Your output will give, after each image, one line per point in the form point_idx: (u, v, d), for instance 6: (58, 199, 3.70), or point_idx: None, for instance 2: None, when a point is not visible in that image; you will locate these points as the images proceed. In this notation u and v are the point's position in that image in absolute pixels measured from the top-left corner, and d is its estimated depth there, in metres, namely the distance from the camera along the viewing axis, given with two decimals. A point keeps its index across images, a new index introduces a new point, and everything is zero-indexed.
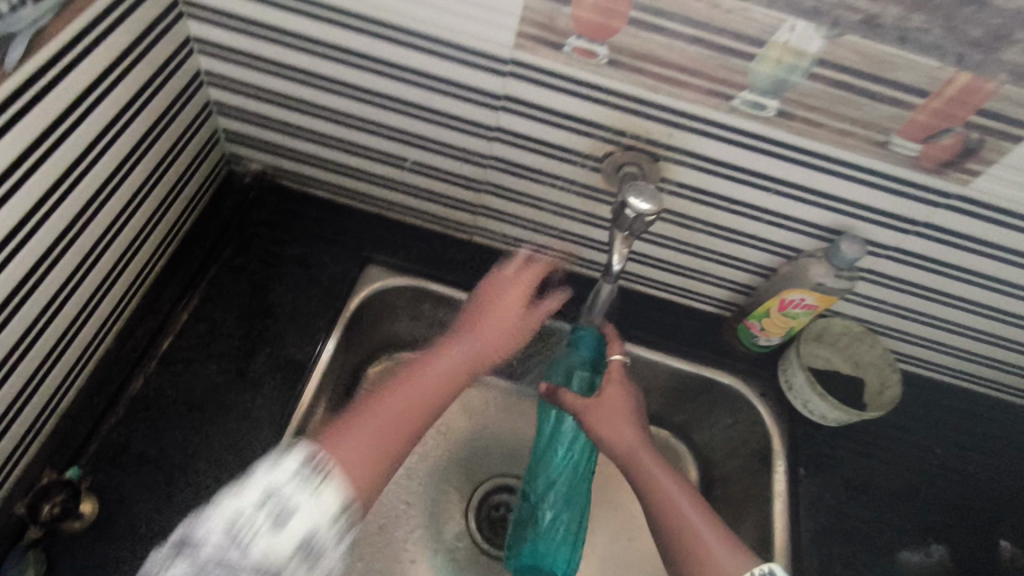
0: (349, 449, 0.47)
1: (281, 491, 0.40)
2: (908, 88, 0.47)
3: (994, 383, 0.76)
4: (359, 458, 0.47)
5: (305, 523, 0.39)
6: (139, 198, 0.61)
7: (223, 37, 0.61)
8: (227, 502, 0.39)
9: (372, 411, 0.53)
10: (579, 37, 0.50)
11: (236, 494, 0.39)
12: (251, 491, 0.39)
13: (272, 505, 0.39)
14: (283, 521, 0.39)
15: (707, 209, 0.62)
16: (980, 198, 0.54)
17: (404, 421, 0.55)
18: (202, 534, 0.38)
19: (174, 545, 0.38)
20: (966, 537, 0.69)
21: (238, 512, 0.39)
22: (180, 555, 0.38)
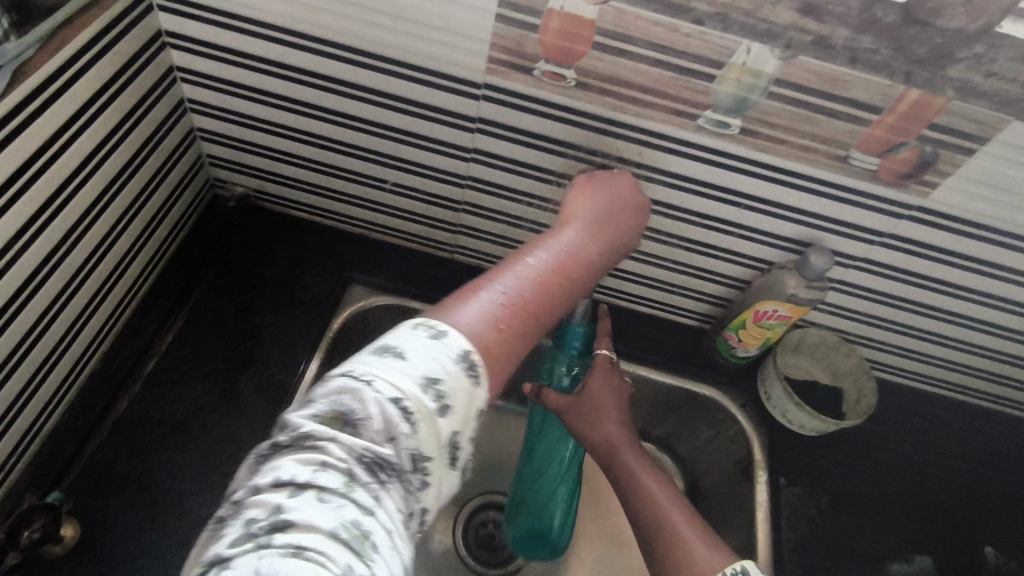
0: (495, 321, 0.43)
1: (450, 378, 0.39)
2: (862, 105, 0.50)
3: (969, 390, 0.77)
4: (506, 317, 0.44)
5: (463, 412, 0.39)
6: (123, 223, 0.62)
7: (205, 66, 0.62)
8: (373, 362, 0.38)
9: (519, 279, 0.47)
10: (548, 61, 0.52)
11: (400, 359, 0.38)
12: (421, 361, 0.38)
13: (435, 395, 0.38)
14: (447, 408, 0.38)
15: (679, 225, 0.64)
16: (939, 209, 0.56)
17: (540, 291, 0.47)
18: (366, 405, 0.36)
19: (337, 410, 0.37)
20: (947, 544, 0.70)
21: (421, 396, 0.38)
22: (357, 428, 0.36)
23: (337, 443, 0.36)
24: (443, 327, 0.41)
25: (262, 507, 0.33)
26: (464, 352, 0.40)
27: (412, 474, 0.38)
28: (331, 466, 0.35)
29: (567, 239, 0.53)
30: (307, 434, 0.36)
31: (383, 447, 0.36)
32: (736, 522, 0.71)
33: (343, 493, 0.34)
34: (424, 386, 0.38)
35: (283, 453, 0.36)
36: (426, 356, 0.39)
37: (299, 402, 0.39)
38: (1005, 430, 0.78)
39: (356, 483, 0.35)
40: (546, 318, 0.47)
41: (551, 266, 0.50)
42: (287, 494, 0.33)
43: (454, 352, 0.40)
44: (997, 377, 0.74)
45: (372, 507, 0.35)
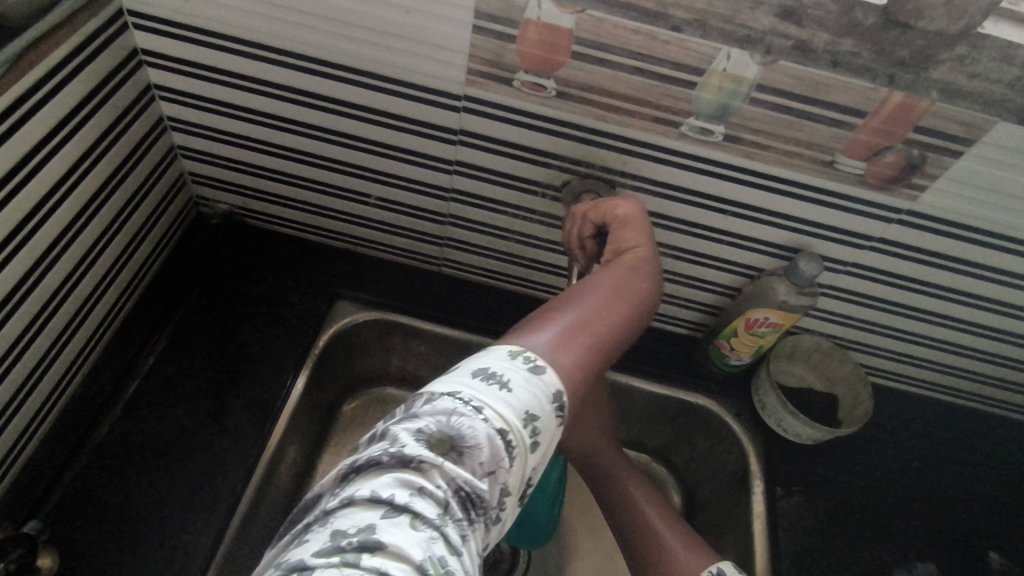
0: (573, 352, 0.45)
1: (545, 417, 0.41)
2: (845, 108, 0.49)
3: (967, 394, 0.76)
4: (583, 350, 0.46)
5: (546, 451, 0.42)
6: (102, 243, 0.61)
7: (183, 84, 0.62)
8: (478, 389, 0.40)
9: (593, 313, 0.48)
10: (527, 72, 0.52)
11: (504, 389, 0.40)
12: (524, 395, 0.40)
13: (530, 432, 0.40)
14: (538, 445, 0.41)
15: (667, 233, 0.63)
16: (928, 212, 0.55)
17: (612, 327, 0.49)
18: (473, 433, 0.38)
19: (444, 432, 0.38)
20: (950, 553, 0.69)
21: (521, 430, 0.39)
22: (460, 456, 0.37)
23: (439, 469, 0.37)
24: (539, 360, 0.43)
25: (356, 521, 0.34)
26: (558, 391, 0.42)
27: (494, 512, 0.39)
28: (429, 493, 0.36)
29: (624, 274, 0.52)
30: (410, 454, 0.37)
31: (480, 480, 0.38)
32: (734, 534, 0.70)
33: (436, 525, 0.35)
34: (524, 420, 0.40)
35: (384, 469, 0.37)
36: (528, 390, 0.41)
37: (401, 416, 0.40)
38: (1004, 434, 0.77)
39: (449, 516, 0.36)
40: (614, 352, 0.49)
41: (620, 299, 0.50)
42: (385, 513, 0.35)
43: (551, 389, 0.42)
44: (994, 380, 0.73)
45: (459, 543, 0.36)
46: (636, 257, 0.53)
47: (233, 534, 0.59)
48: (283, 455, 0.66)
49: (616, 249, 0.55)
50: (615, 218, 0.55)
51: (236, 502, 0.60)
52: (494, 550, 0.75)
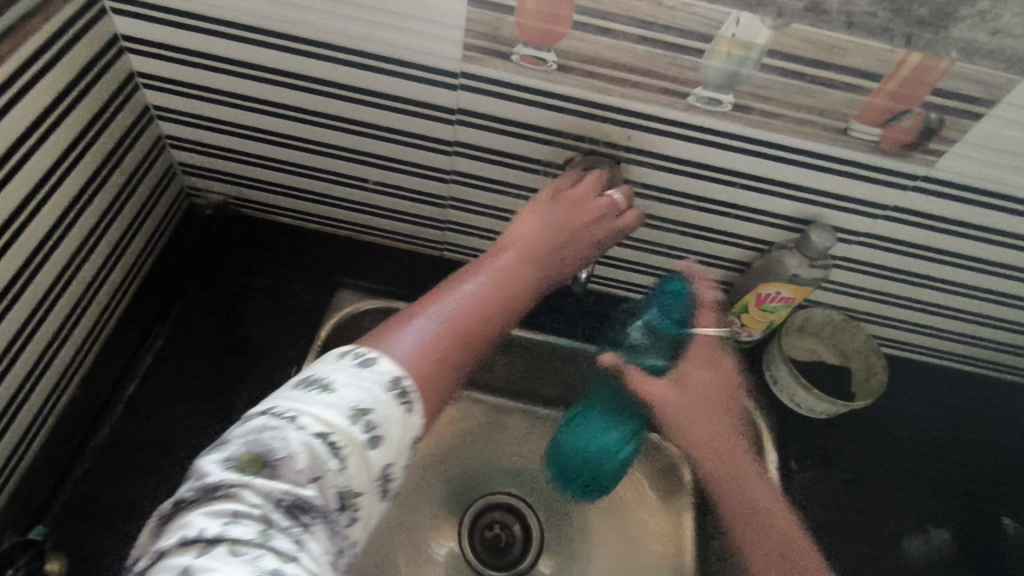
0: (427, 348, 0.41)
1: (381, 410, 0.37)
2: (860, 72, 0.47)
3: (983, 362, 0.75)
4: (441, 341, 0.42)
5: (398, 445, 0.37)
6: (92, 240, 0.59)
7: (167, 71, 0.59)
8: (296, 397, 0.36)
9: (451, 307, 0.45)
10: (525, 45, 0.49)
11: (326, 391, 0.36)
12: (351, 393, 0.36)
13: (365, 426, 0.36)
14: (378, 439, 0.36)
15: (674, 209, 0.61)
16: (945, 177, 0.53)
17: (479, 314, 0.46)
18: (288, 445, 0.34)
19: (255, 452, 0.34)
20: (968, 522, 0.68)
21: (348, 429, 0.35)
22: (275, 470, 0.34)
23: (251, 488, 0.33)
24: (371, 354, 0.39)
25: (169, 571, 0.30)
26: (394, 380, 0.38)
27: (341, 514, 0.36)
28: (245, 514, 0.32)
29: (497, 266, 0.51)
30: (214, 484, 0.33)
31: (303, 489, 0.34)
32: None
33: (258, 542, 0.31)
34: (353, 418, 0.36)
35: (191, 507, 0.33)
36: (356, 387, 0.37)
37: (214, 444, 0.36)
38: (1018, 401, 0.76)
39: (274, 530, 0.32)
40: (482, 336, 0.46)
41: (486, 291, 0.48)
42: (199, 552, 0.31)
43: (384, 379, 0.38)
44: (1011, 347, 0.72)
45: (294, 552, 0.32)
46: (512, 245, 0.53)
47: None
48: None
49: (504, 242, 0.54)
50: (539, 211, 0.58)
51: None
52: (507, 533, 0.75)
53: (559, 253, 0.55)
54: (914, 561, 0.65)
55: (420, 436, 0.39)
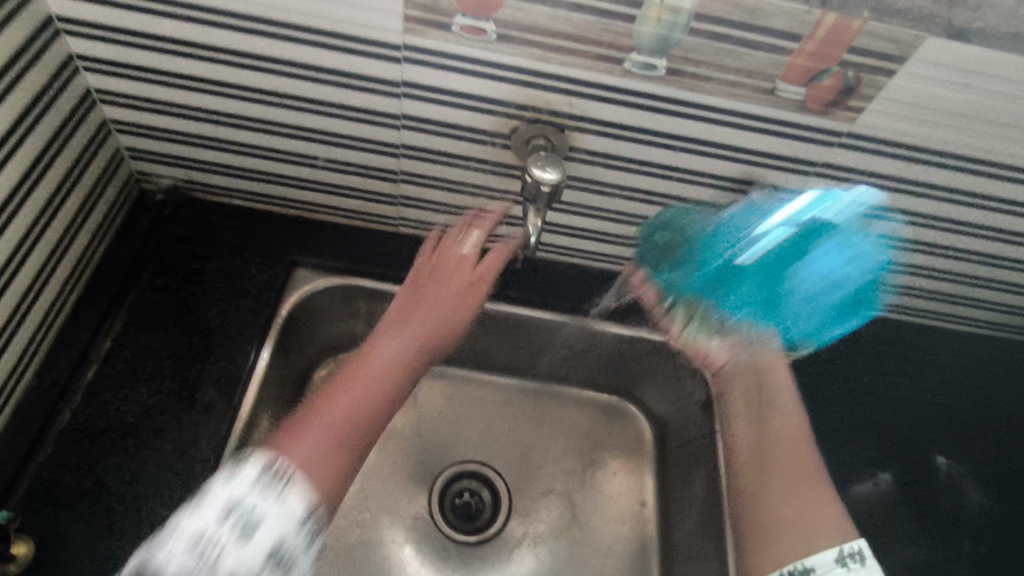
0: (323, 440, 0.49)
1: (248, 510, 0.40)
2: (781, 33, 0.49)
3: (914, 309, 0.80)
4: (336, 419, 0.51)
5: (279, 517, 0.41)
6: (39, 225, 0.59)
7: (107, 52, 0.59)
8: (156, 542, 0.39)
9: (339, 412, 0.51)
10: (464, 16, 0.51)
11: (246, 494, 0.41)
12: (210, 516, 0.40)
13: (242, 517, 0.40)
14: (252, 531, 0.40)
15: (619, 174, 0.64)
16: (866, 132, 0.57)
17: (368, 395, 0.54)
18: (173, 564, 0.38)
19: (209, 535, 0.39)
20: (911, 461, 0.73)
21: (223, 539, 0.39)
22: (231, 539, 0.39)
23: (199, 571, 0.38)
24: (282, 481, 0.43)
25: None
26: (257, 486, 0.41)
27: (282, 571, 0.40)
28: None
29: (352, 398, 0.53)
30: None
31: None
32: (706, 462, 0.71)
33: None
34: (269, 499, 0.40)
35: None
36: (278, 525, 0.41)
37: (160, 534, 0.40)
38: (948, 346, 0.82)
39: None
40: (367, 427, 0.53)
41: (363, 410, 0.53)
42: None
43: (238, 490, 0.41)
44: (937, 295, 0.77)
45: None
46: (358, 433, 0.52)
47: None
48: (255, 425, 0.66)
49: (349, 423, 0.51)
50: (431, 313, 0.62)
51: (210, 474, 0.60)
52: (477, 499, 0.77)
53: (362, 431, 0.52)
54: (854, 497, 0.70)
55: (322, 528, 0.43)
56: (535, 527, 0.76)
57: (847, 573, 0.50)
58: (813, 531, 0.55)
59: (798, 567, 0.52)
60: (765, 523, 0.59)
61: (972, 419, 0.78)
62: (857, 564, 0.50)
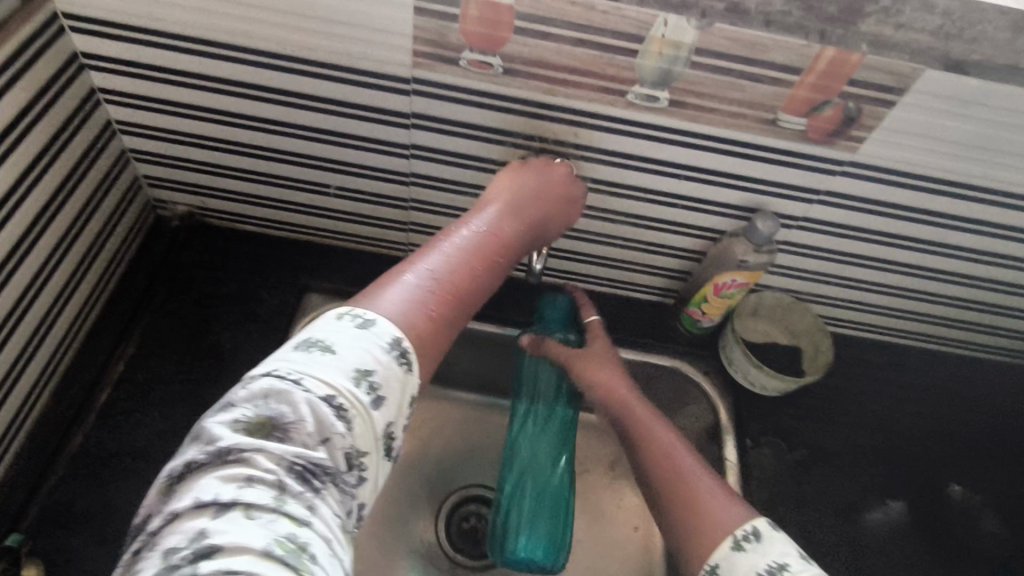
0: (419, 309, 0.47)
1: (381, 370, 0.43)
2: (782, 66, 0.50)
3: (925, 336, 0.80)
4: (434, 295, 0.48)
5: (396, 403, 0.44)
6: (59, 252, 0.61)
7: (127, 86, 0.61)
8: (300, 361, 0.42)
9: (421, 290, 0.48)
10: (472, 50, 0.52)
11: (328, 354, 0.42)
12: (351, 355, 0.42)
13: (368, 388, 0.42)
14: (380, 400, 0.42)
15: (624, 202, 0.65)
16: (870, 161, 0.57)
17: (474, 264, 0.53)
18: (297, 407, 0.40)
19: (265, 415, 0.40)
20: (927, 490, 0.73)
21: (353, 391, 0.41)
22: (286, 433, 0.39)
23: (262, 453, 0.38)
24: (369, 316, 0.45)
25: (187, 530, 0.36)
26: (395, 339, 0.44)
27: (348, 476, 0.41)
28: (258, 479, 0.37)
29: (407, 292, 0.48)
30: (228, 448, 0.38)
31: (315, 450, 0.40)
32: None
33: (272, 508, 0.37)
34: (356, 379, 0.42)
35: (205, 469, 0.38)
36: (356, 350, 0.43)
37: (219, 407, 0.41)
38: (960, 372, 0.81)
39: (287, 494, 0.38)
40: (474, 297, 0.52)
41: (450, 269, 0.51)
42: (213, 514, 0.36)
43: (384, 340, 0.44)
44: (948, 321, 0.77)
45: (304, 515, 0.38)
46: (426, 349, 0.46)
47: None
48: None
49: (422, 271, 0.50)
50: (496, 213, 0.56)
51: None
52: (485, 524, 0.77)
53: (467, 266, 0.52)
54: (865, 525, 0.70)
55: (419, 394, 0.46)
56: None
57: (748, 556, 0.48)
58: (716, 528, 0.51)
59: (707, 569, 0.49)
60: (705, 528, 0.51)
61: (984, 447, 0.77)
62: (754, 546, 0.48)
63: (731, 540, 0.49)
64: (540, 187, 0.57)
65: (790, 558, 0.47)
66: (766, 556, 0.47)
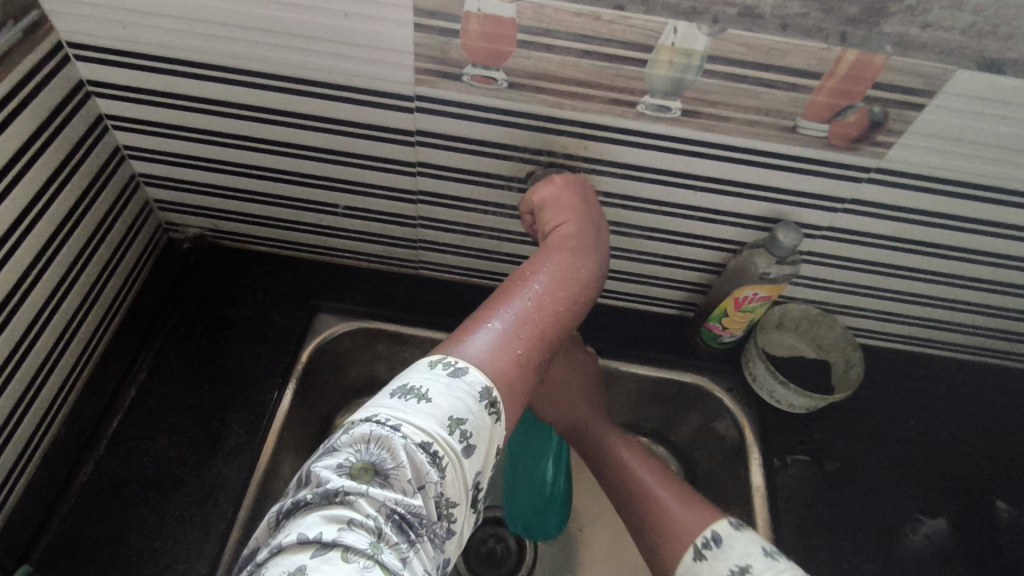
0: (505, 352, 0.46)
1: (474, 419, 0.42)
2: (800, 72, 0.48)
3: (963, 347, 0.76)
4: (519, 342, 0.48)
5: (484, 453, 0.43)
6: (70, 278, 0.61)
7: (134, 112, 0.61)
8: (398, 407, 0.41)
9: (506, 333, 0.48)
10: (475, 66, 0.51)
11: (424, 402, 0.41)
12: (446, 402, 0.41)
13: (462, 436, 0.41)
14: (471, 448, 0.42)
15: (638, 214, 0.62)
16: (898, 168, 0.54)
17: (558, 304, 0.51)
18: (396, 454, 0.39)
19: (366, 460, 0.39)
20: (971, 511, 0.69)
21: (447, 439, 0.40)
22: (386, 479, 0.39)
23: (365, 498, 0.38)
24: (461, 363, 0.44)
25: (287, 566, 0.35)
26: (486, 390, 0.43)
27: (437, 526, 0.41)
28: (359, 524, 0.37)
29: (492, 333, 0.47)
30: (334, 490, 0.38)
31: (412, 498, 0.39)
32: (741, 510, 0.68)
33: (369, 554, 0.36)
34: (450, 427, 0.41)
35: (310, 509, 0.38)
36: (449, 397, 0.42)
37: (322, 451, 0.41)
38: (1002, 384, 0.77)
39: (384, 542, 0.37)
40: (554, 342, 0.51)
41: (535, 311, 0.50)
42: (314, 552, 0.36)
43: (475, 390, 0.43)
44: (987, 330, 0.73)
45: (398, 567, 0.37)
46: (510, 392, 0.46)
47: (228, 560, 0.58)
48: (276, 473, 0.65)
49: (506, 311, 0.49)
50: (560, 239, 0.53)
51: (229, 526, 0.60)
52: (502, 546, 0.75)
53: (552, 307, 0.51)
54: (905, 549, 0.66)
55: (502, 443, 0.45)
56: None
57: (707, 564, 0.50)
58: (677, 540, 0.53)
59: None
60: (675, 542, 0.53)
61: None
62: (715, 552, 0.50)
63: (692, 549, 0.51)
64: (564, 204, 0.54)
65: (752, 558, 0.48)
66: (727, 561, 0.49)
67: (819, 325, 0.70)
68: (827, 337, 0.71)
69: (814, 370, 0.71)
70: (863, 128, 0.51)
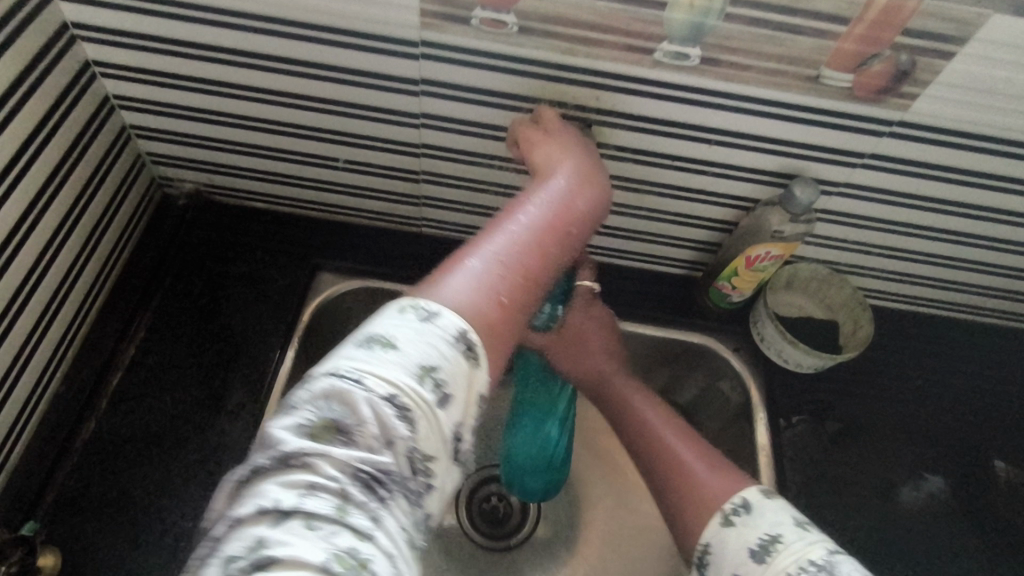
0: (487, 293, 0.42)
1: (447, 365, 0.38)
2: (827, 16, 0.45)
3: (971, 308, 0.75)
4: (504, 281, 0.44)
5: (464, 401, 0.40)
6: (64, 233, 0.59)
7: (123, 58, 0.58)
8: (361, 358, 0.38)
9: (489, 272, 0.44)
10: (484, 8, 0.48)
11: (390, 350, 0.38)
12: (414, 349, 0.38)
13: (435, 385, 0.38)
14: (447, 398, 0.38)
15: (650, 170, 0.60)
16: (921, 121, 0.52)
17: (545, 243, 0.47)
18: (359, 409, 0.36)
19: (326, 417, 0.36)
20: (971, 469, 0.69)
21: (418, 390, 0.37)
22: (349, 437, 0.36)
23: (326, 459, 0.35)
24: (433, 307, 0.40)
25: (245, 538, 0.33)
26: (461, 332, 0.40)
27: (412, 482, 0.38)
28: (320, 487, 0.34)
29: (473, 273, 0.43)
30: (291, 453, 0.35)
31: (380, 455, 0.36)
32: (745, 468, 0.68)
33: (336, 518, 0.34)
34: (420, 377, 0.37)
35: (265, 476, 0.35)
36: (419, 344, 0.38)
37: (279, 411, 0.38)
38: (1008, 345, 0.76)
39: (350, 504, 0.35)
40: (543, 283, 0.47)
41: (521, 249, 0.46)
42: (274, 521, 0.33)
43: (449, 334, 0.39)
44: (997, 291, 0.72)
45: (369, 528, 0.34)
46: (495, 335, 0.42)
47: None
48: None
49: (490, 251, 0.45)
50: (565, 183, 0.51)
51: None
52: (504, 504, 0.75)
53: (539, 247, 0.47)
54: (906, 506, 0.66)
55: (488, 391, 0.42)
56: (574, 532, 0.73)
57: (736, 531, 0.48)
58: (708, 506, 0.51)
59: (701, 551, 0.50)
60: (703, 510, 0.51)
61: None
62: (744, 519, 0.48)
63: (721, 515, 0.50)
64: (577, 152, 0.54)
65: (783, 526, 0.46)
66: (758, 529, 0.47)
67: (830, 285, 0.69)
68: (838, 299, 0.70)
69: (823, 330, 0.70)
70: (889, 79, 0.49)
